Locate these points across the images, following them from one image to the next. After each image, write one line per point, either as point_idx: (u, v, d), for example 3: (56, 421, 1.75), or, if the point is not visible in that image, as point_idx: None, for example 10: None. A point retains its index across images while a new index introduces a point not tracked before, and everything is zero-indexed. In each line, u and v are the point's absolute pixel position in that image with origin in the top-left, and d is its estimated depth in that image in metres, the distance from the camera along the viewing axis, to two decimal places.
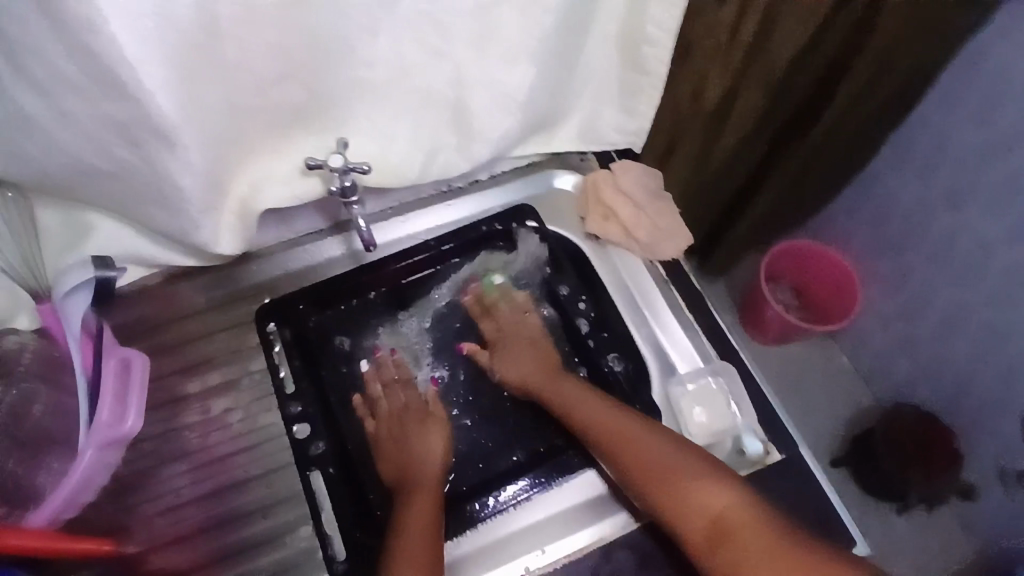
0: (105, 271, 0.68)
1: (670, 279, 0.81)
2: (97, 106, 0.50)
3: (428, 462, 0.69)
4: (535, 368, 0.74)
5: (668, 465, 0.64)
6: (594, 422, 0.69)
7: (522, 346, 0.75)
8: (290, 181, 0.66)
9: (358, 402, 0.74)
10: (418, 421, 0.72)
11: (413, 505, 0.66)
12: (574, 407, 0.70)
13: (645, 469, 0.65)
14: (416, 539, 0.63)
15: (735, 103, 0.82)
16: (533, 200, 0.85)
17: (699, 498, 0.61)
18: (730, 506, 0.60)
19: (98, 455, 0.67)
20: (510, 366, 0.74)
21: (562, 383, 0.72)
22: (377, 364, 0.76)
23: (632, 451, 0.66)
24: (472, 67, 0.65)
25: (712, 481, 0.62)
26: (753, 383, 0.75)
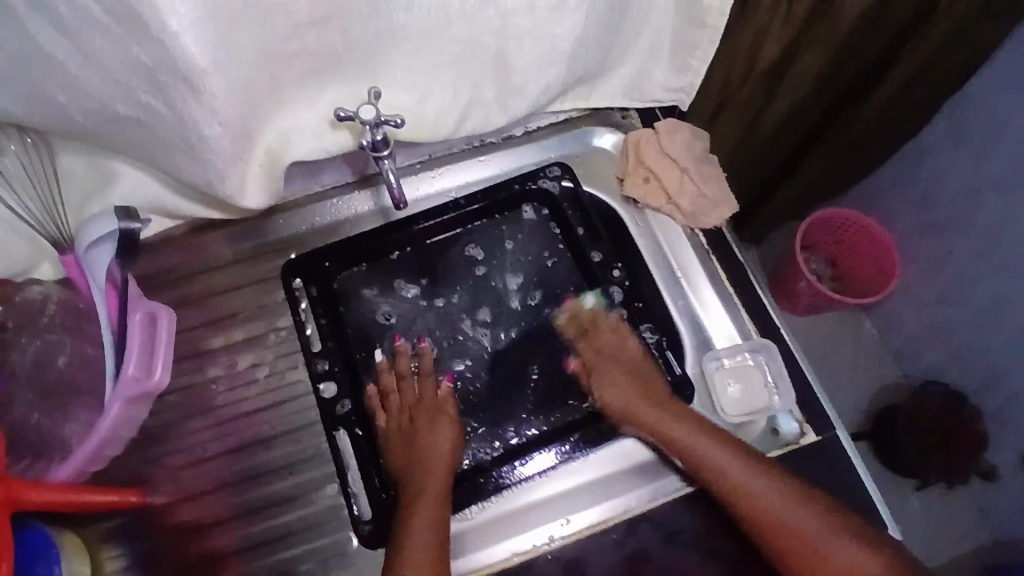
0: (128, 222, 0.65)
1: (711, 249, 0.77)
2: (123, 50, 0.47)
3: (436, 461, 0.67)
4: (639, 399, 0.70)
5: (792, 526, 0.63)
6: (705, 459, 0.66)
7: (625, 372, 0.71)
8: (320, 134, 0.63)
9: (371, 391, 0.72)
10: (430, 417, 0.69)
11: (418, 494, 0.65)
12: (697, 450, 0.66)
13: (771, 528, 0.64)
14: (420, 546, 0.62)
15: (794, 66, 0.77)
16: (570, 159, 0.81)
17: (834, 561, 0.62)
18: (866, 566, 0.62)
19: (124, 407, 0.65)
20: (611, 395, 0.70)
21: (680, 416, 0.69)
22: (394, 352, 0.73)
23: (756, 508, 0.64)
24: (517, 14, 0.60)
25: (840, 540, 0.63)
26: (793, 362, 0.72)
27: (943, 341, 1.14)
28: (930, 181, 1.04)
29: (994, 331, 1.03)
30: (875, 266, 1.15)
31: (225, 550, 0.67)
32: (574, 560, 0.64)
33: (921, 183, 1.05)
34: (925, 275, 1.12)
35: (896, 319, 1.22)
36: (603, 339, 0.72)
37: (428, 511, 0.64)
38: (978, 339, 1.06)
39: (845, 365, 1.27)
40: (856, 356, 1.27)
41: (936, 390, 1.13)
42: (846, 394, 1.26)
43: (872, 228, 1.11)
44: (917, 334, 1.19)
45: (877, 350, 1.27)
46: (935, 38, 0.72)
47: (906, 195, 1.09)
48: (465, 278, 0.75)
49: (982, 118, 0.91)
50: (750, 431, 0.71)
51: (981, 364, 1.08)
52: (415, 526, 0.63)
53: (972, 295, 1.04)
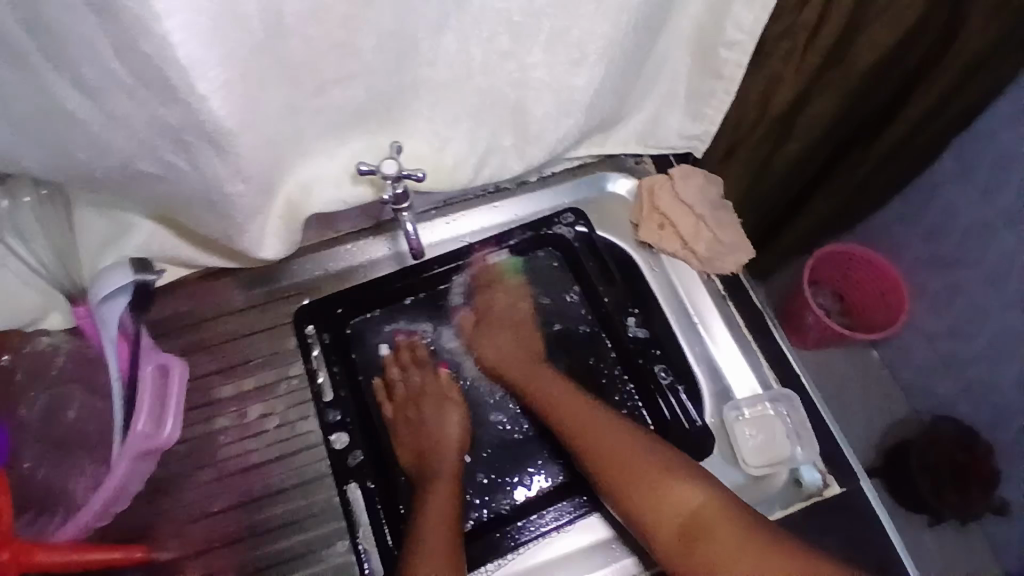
0: (143, 274, 0.66)
1: (728, 295, 0.76)
2: (147, 111, 0.46)
3: (448, 446, 0.68)
4: (518, 355, 0.72)
5: (643, 462, 0.64)
6: (566, 414, 0.67)
7: (502, 328, 0.73)
8: (340, 185, 0.62)
9: (377, 386, 0.73)
10: (437, 405, 0.70)
11: (436, 493, 0.64)
12: (552, 399, 0.69)
13: (620, 468, 0.64)
14: (440, 525, 0.62)
15: (805, 110, 0.77)
16: (584, 204, 0.81)
17: (677, 498, 0.62)
18: (707, 503, 0.61)
19: (132, 464, 0.65)
20: (491, 350, 0.73)
21: (548, 377, 0.70)
22: (395, 347, 0.74)
23: (602, 448, 0.65)
24: (537, 68, 0.61)
25: (685, 478, 0.63)
26: (813, 409, 0.71)
27: (954, 377, 1.13)
28: (939, 220, 1.04)
29: (1007, 369, 1.02)
30: (882, 300, 1.14)
31: None
32: None
33: (930, 222, 1.06)
34: (936, 312, 1.11)
35: (905, 356, 1.21)
36: (494, 303, 0.74)
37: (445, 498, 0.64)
38: (991, 378, 1.06)
39: (856, 401, 1.25)
40: (866, 392, 1.26)
41: (948, 427, 1.12)
42: (857, 431, 1.24)
43: (882, 265, 1.11)
44: (926, 370, 1.18)
45: (888, 386, 1.25)
46: (946, 86, 0.72)
47: (915, 233, 1.09)
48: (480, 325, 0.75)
49: (992, 159, 0.92)
50: (772, 483, 0.69)
51: (995, 401, 1.07)
52: (435, 503, 0.64)
53: (985, 333, 1.04)
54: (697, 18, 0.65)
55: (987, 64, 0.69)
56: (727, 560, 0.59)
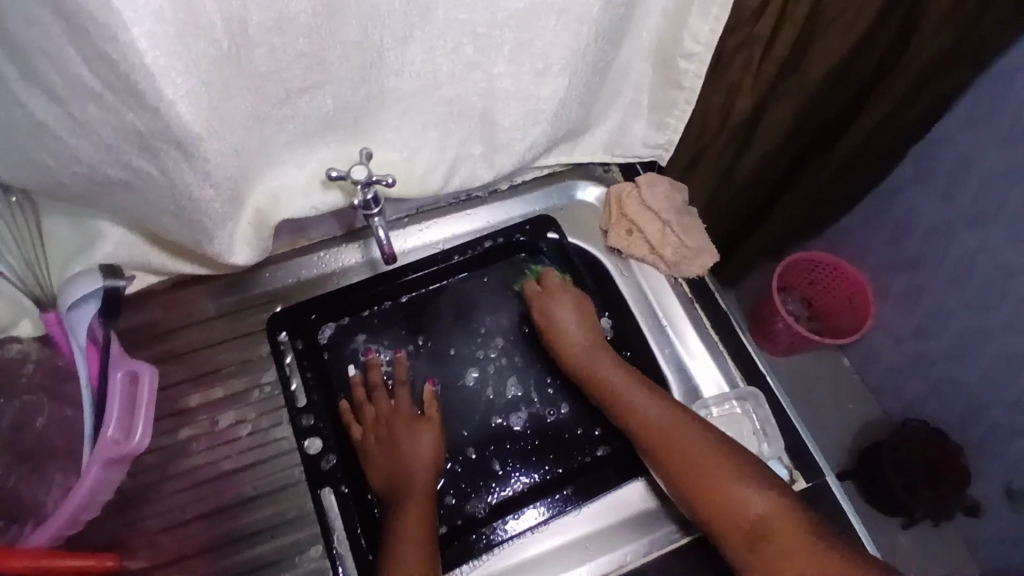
0: (113, 280, 0.65)
1: (694, 297, 0.78)
2: (115, 117, 0.47)
3: (419, 466, 0.67)
4: (596, 350, 0.72)
5: (715, 466, 0.65)
6: (640, 413, 0.68)
7: (584, 318, 0.74)
8: (310, 193, 0.64)
9: (344, 408, 0.71)
10: (409, 425, 0.69)
11: (409, 510, 0.64)
12: (629, 397, 0.69)
13: (693, 468, 0.65)
14: (412, 544, 0.61)
15: (766, 115, 0.80)
16: (554, 211, 0.83)
17: (746, 501, 0.63)
18: (776, 510, 0.62)
19: (103, 471, 0.63)
20: (573, 338, 0.72)
21: (622, 378, 0.70)
22: (366, 367, 0.73)
23: (677, 454, 0.66)
24: (504, 78, 0.63)
25: (756, 484, 0.64)
26: (778, 406, 0.73)
27: (920, 379, 1.17)
28: (901, 228, 1.08)
29: (970, 369, 1.06)
30: (848, 305, 1.18)
31: None
32: None
33: (892, 229, 1.10)
34: (899, 315, 1.15)
35: (872, 359, 1.25)
36: (556, 292, 0.75)
37: (419, 515, 0.64)
38: (954, 377, 1.09)
39: (826, 405, 1.29)
40: (836, 395, 1.29)
41: (919, 429, 1.15)
42: (830, 435, 1.27)
43: (845, 270, 1.15)
44: (894, 371, 1.22)
45: (856, 388, 1.29)
46: (902, 91, 0.76)
47: (879, 237, 1.13)
48: (452, 327, 0.76)
49: (947, 165, 0.96)
50: None
51: (961, 400, 1.10)
52: (405, 531, 0.62)
53: (948, 335, 1.08)
54: (655, 29, 0.68)
55: (937, 70, 0.74)
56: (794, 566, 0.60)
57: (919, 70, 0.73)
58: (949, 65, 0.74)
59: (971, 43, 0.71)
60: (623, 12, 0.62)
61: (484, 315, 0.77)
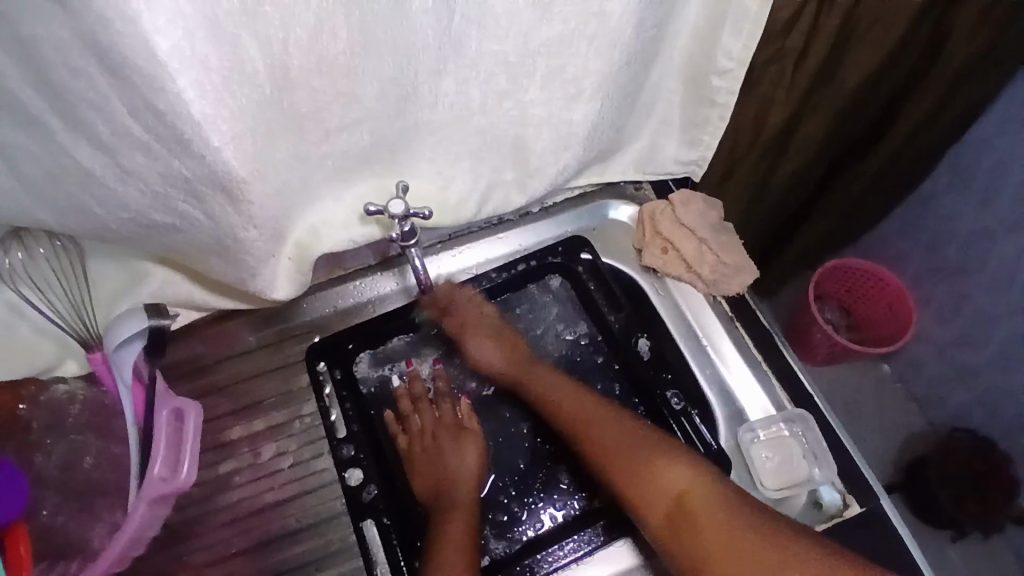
0: (159, 318, 0.66)
1: (736, 317, 0.77)
2: (161, 165, 0.48)
3: (464, 477, 0.68)
4: (504, 353, 0.72)
5: (628, 446, 0.65)
6: (556, 402, 0.69)
7: (494, 330, 0.73)
8: (349, 227, 0.64)
9: (389, 419, 0.72)
10: (452, 436, 0.70)
11: (453, 518, 0.65)
12: (545, 393, 0.70)
13: (609, 450, 0.65)
14: (457, 552, 0.62)
15: (800, 128, 0.79)
16: (587, 232, 0.82)
17: (665, 477, 0.63)
18: (695, 485, 0.62)
19: (150, 507, 0.64)
20: (482, 358, 0.72)
21: (535, 374, 0.71)
22: (409, 378, 0.73)
23: (597, 435, 0.66)
24: (536, 105, 0.62)
25: (677, 462, 0.63)
26: (829, 429, 0.70)
27: (968, 389, 1.13)
28: (942, 233, 1.05)
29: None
30: (888, 312, 1.16)
31: None
32: None
33: (932, 234, 1.06)
34: (942, 323, 1.11)
35: (917, 368, 1.21)
36: (463, 315, 0.74)
37: (463, 524, 0.64)
38: (1008, 388, 1.05)
39: (870, 417, 1.25)
40: (881, 406, 1.25)
41: (964, 440, 1.14)
42: (875, 447, 1.23)
43: (884, 276, 1.13)
44: (939, 381, 1.18)
45: (900, 398, 1.25)
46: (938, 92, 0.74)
47: (918, 244, 1.10)
48: None
49: (993, 170, 0.93)
50: (793, 505, 0.68)
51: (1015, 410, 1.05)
52: (448, 534, 0.63)
53: (997, 343, 1.03)
54: (687, 49, 0.67)
55: (973, 73, 0.72)
56: (722, 541, 0.59)
57: (955, 73, 0.72)
58: (984, 64, 0.72)
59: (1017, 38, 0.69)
60: (654, 35, 0.61)
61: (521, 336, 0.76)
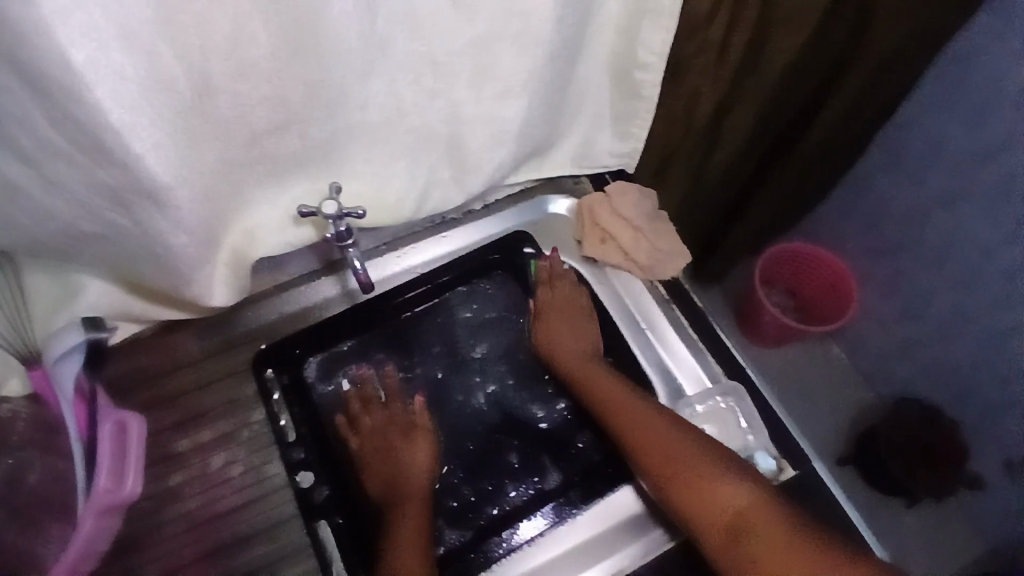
0: (95, 332, 0.67)
1: (672, 299, 0.80)
2: (86, 174, 0.48)
3: (416, 473, 0.70)
4: (581, 348, 0.75)
5: (685, 456, 0.66)
6: (613, 404, 0.70)
7: (577, 323, 0.77)
8: (284, 229, 0.65)
9: (339, 421, 0.73)
10: (403, 435, 0.72)
11: (407, 510, 0.67)
12: (605, 392, 0.72)
13: (665, 457, 0.66)
14: (411, 541, 0.65)
15: (728, 119, 0.84)
16: (528, 227, 0.84)
17: (723, 495, 0.63)
18: (754, 503, 0.62)
19: (98, 520, 0.64)
20: (554, 344, 0.75)
21: (598, 375, 0.73)
22: (359, 380, 0.75)
23: (652, 439, 0.67)
24: (468, 103, 0.65)
25: (735, 477, 0.64)
26: (762, 400, 0.74)
27: (911, 361, 1.19)
28: (872, 215, 1.12)
29: (959, 348, 1.08)
30: (833, 296, 1.22)
31: None
32: None
33: (864, 217, 1.13)
34: (885, 298, 1.18)
35: (861, 343, 1.26)
36: (558, 290, 0.78)
37: (416, 514, 0.67)
38: (946, 355, 1.11)
39: (820, 394, 1.30)
40: (828, 383, 1.31)
41: (911, 408, 1.18)
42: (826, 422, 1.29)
43: (823, 258, 1.19)
44: (882, 354, 1.24)
45: (848, 374, 1.31)
46: (859, 81, 0.76)
47: (857, 224, 1.16)
48: (430, 351, 0.77)
49: (917, 147, 0.98)
50: None
51: (953, 374, 1.11)
52: (405, 525, 0.66)
53: (935, 310, 1.09)
54: (609, 45, 0.70)
55: (893, 61, 0.74)
56: (772, 556, 0.58)
57: (872, 66, 0.74)
58: (894, 61, 0.74)
59: (930, 27, 0.71)
60: (575, 32, 0.64)
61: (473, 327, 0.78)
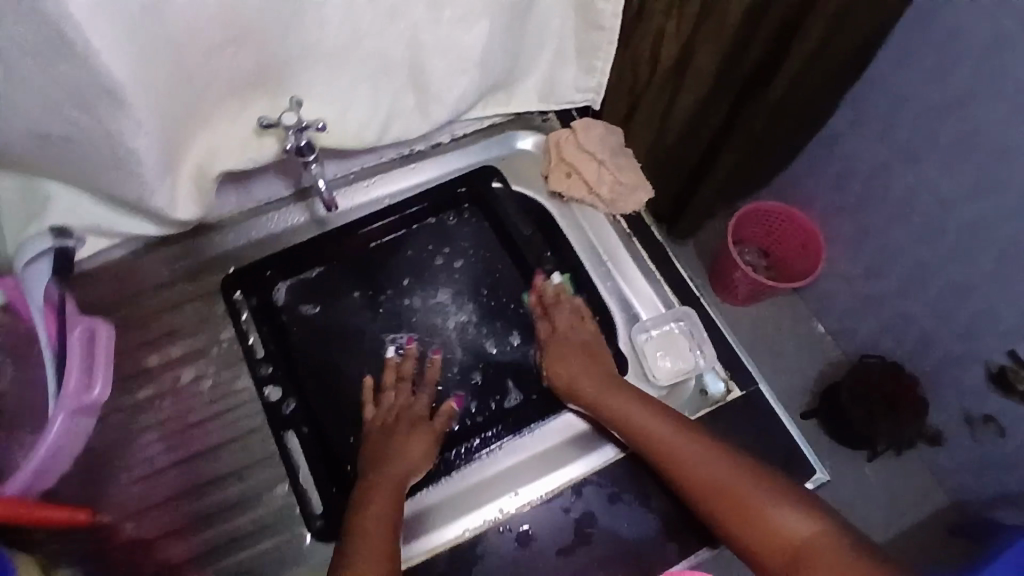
0: (62, 240, 0.68)
1: (632, 233, 0.82)
2: (47, 71, 0.51)
3: (407, 461, 0.66)
4: (598, 378, 0.71)
5: (732, 483, 0.63)
6: (648, 431, 0.67)
7: (587, 353, 0.72)
8: (248, 145, 0.66)
9: (366, 385, 0.72)
10: (411, 426, 0.68)
11: (375, 497, 0.64)
12: (634, 422, 0.68)
13: (708, 485, 0.64)
14: (370, 531, 0.62)
15: (691, 63, 0.83)
16: (495, 161, 0.86)
17: (780, 527, 0.60)
18: (815, 535, 0.59)
19: (68, 422, 0.67)
20: (569, 377, 0.71)
21: (626, 401, 0.69)
22: (404, 355, 0.73)
23: (690, 466, 0.65)
24: (428, 25, 0.66)
25: (790, 508, 0.61)
26: (716, 328, 0.77)
27: (874, 316, 1.21)
28: (844, 167, 1.09)
29: (919, 302, 1.09)
30: (801, 251, 1.23)
31: (179, 561, 0.67)
32: (524, 531, 0.67)
33: (835, 169, 1.11)
34: (851, 256, 1.18)
35: (828, 299, 1.29)
36: (557, 318, 0.74)
37: (386, 503, 0.64)
38: (905, 309, 1.13)
39: (788, 348, 1.34)
40: (796, 338, 1.34)
41: (875, 363, 1.19)
42: (792, 375, 1.32)
43: (792, 215, 1.20)
44: (849, 310, 1.25)
45: (815, 329, 1.34)
46: (819, 32, 0.76)
47: (821, 182, 1.15)
48: (396, 278, 0.78)
49: (877, 100, 0.96)
50: (684, 390, 0.75)
51: (912, 330, 1.14)
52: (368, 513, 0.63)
53: (895, 267, 1.11)
54: None
55: (853, 14, 0.74)
56: None
57: (829, 20, 0.75)
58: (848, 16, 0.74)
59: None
60: None
61: (446, 256, 0.80)
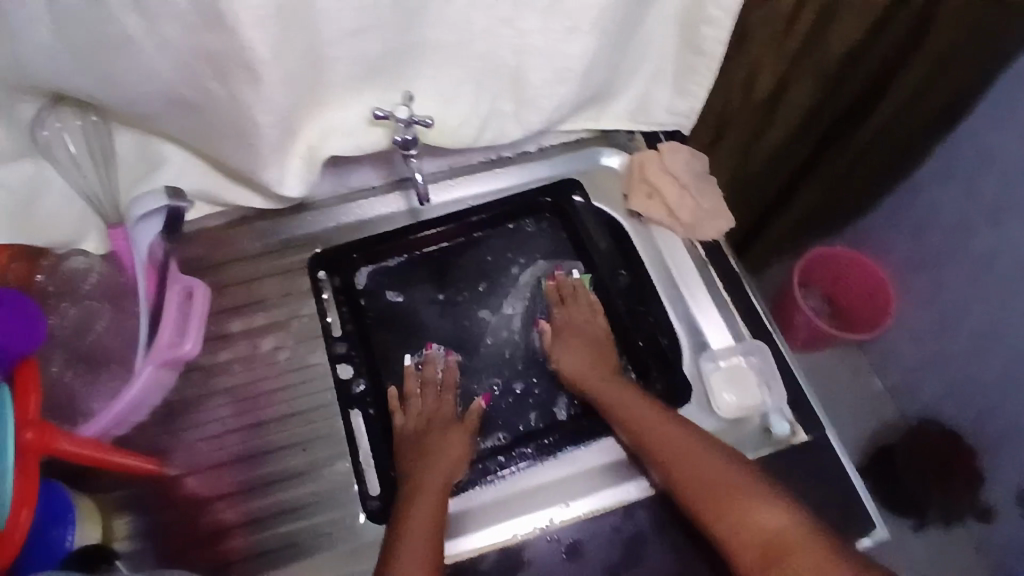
0: (176, 200, 0.74)
1: (709, 260, 0.82)
2: (193, 39, 0.55)
3: (440, 465, 0.68)
4: (590, 363, 0.73)
5: (720, 478, 0.64)
6: (637, 418, 0.69)
7: (582, 342, 0.75)
8: (356, 133, 0.70)
9: (393, 393, 0.73)
10: (441, 431, 0.69)
11: (420, 503, 0.65)
12: (630, 409, 0.70)
13: (698, 479, 0.64)
14: (421, 537, 0.62)
15: (786, 95, 0.83)
16: (579, 176, 0.87)
17: (763, 521, 0.60)
18: (787, 528, 0.59)
19: (155, 372, 0.71)
20: (564, 363, 0.73)
21: (619, 388, 0.72)
22: (424, 360, 0.75)
23: (689, 460, 0.66)
24: (536, 36, 0.68)
25: (771, 502, 0.61)
26: (787, 367, 0.75)
27: (939, 377, 1.15)
28: (924, 219, 1.05)
29: (989, 369, 1.04)
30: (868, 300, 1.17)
31: (233, 523, 0.69)
32: (572, 543, 0.67)
33: (915, 221, 1.07)
34: (920, 311, 1.13)
35: (894, 358, 1.22)
36: (571, 309, 0.77)
37: (431, 504, 0.65)
38: (970, 374, 1.07)
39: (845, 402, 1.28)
40: (856, 393, 1.28)
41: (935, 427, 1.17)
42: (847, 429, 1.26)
43: (858, 261, 1.14)
44: (915, 369, 1.19)
45: (877, 390, 1.27)
46: (927, 66, 0.76)
47: (898, 234, 1.11)
48: (472, 276, 0.80)
49: (966, 153, 0.93)
50: (746, 426, 0.74)
51: (979, 400, 1.08)
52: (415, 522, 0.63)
53: (968, 330, 1.06)
54: None
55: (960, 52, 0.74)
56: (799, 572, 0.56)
57: (934, 58, 0.75)
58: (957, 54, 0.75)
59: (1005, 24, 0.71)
60: None
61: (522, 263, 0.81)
